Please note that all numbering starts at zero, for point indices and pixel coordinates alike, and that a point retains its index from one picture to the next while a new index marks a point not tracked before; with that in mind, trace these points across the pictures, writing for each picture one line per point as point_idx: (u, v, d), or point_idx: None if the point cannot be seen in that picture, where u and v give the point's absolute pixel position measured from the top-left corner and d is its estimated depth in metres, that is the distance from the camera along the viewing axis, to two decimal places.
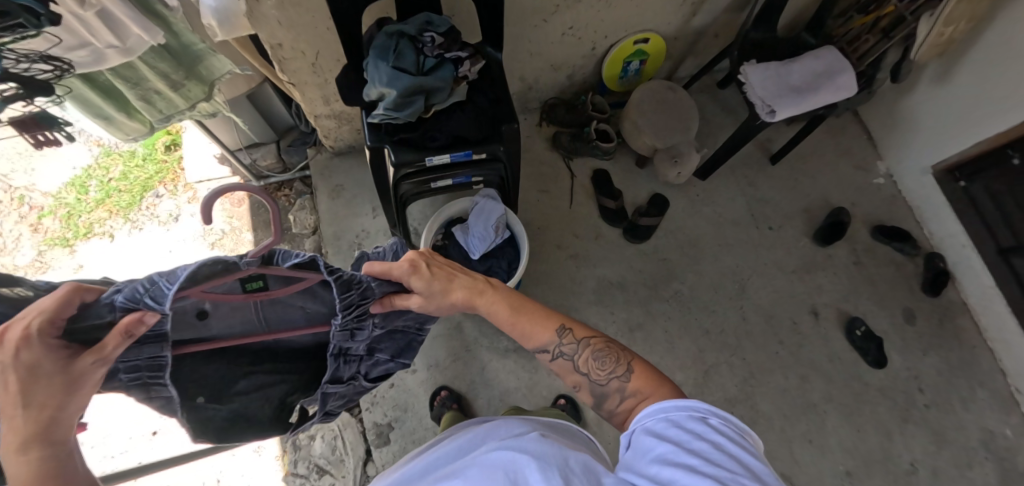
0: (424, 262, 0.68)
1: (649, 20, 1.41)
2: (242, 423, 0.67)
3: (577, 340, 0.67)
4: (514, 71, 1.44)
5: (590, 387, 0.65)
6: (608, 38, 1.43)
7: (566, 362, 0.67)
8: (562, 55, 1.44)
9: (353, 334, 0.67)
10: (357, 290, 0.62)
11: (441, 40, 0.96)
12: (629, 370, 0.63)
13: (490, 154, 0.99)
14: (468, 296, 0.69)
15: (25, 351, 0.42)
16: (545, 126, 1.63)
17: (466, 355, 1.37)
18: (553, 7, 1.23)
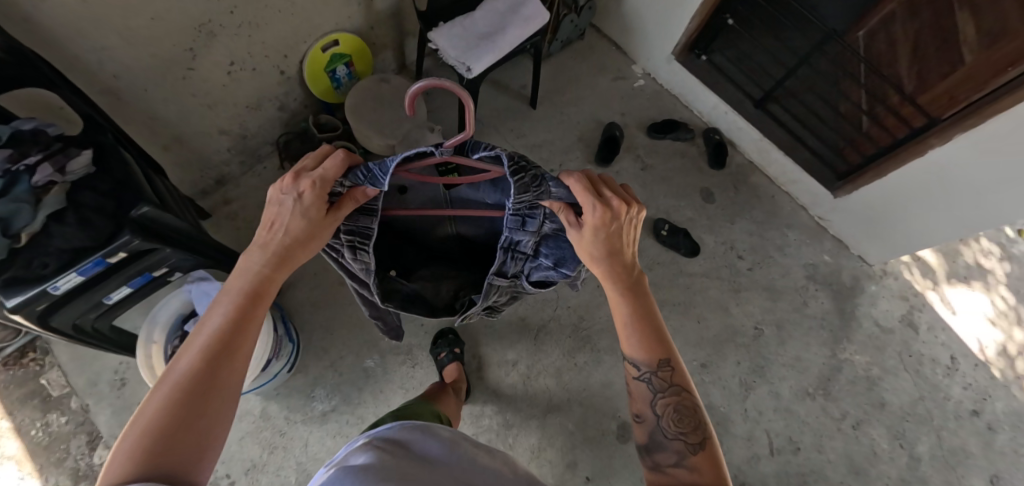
0: (610, 220, 0.75)
1: (322, 24, 1.33)
2: (415, 301, 1.09)
3: (671, 382, 0.79)
4: (207, 128, 1.30)
5: (653, 430, 0.78)
6: (290, 55, 1.34)
7: (644, 388, 0.80)
8: (251, 92, 1.33)
9: (523, 223, 0.87)
10: (533, 193, 0.74)
11: (5, 152, 0.78)
12: (699, 443, 0.75)
13: (130, 249, 0.87)
14: (605, 270, 0.81)
15: (302, 193, 0.66)
16: (288, 166, 1.52)
17: (282, 440, 1.24)
18: (186, 52, 1.12)
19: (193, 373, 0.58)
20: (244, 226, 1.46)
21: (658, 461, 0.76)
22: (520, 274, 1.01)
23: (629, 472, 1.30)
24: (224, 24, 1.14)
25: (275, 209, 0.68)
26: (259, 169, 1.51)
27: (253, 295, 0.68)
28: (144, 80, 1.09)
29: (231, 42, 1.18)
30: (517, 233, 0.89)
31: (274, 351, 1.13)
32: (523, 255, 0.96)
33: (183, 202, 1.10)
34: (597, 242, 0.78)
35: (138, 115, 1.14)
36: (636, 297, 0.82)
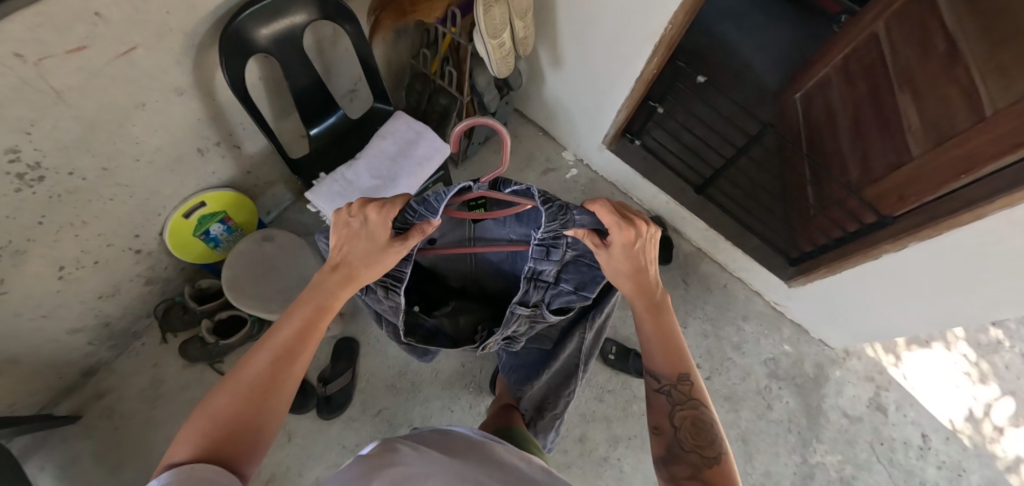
0: (637, 244, 0.70)
1: (178, 192, 1.11)
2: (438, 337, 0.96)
3: (690, 396, 0.74)
4: (47, 336, 1.08)
5: (671, 442, 0.72)
6: (144, 233, 1.11)
7: (664, 400, 0.75)
8: (101, 282, 1.11)
9: (548, 253, 0.78)
10: (561, 220, 0.69)
11: None
12: (716, 459, 0.68)
13: None
14: (632, 288, 0.75)
15: (369, 218, 0.67)
16: (171, 338, 1.30)
17: None
18: None
19: (249, 389, 0.61)
20: (123, 422, 1.23)
21: (671, 471, 0.70)
22: (550, 307, 0.86)
23: None
24: (38, 232, 0.91)
25: (343, 230, 0.69)
26: (137, 347, 1.29)
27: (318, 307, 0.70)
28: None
29: (53, 248, 0.96)
30: (540, 262, 0.79)
31: None
32: (551, 287, 0.84)
33: None
34: (623, 261, 0.71)
35: None
36: (658, 315, 0.77)
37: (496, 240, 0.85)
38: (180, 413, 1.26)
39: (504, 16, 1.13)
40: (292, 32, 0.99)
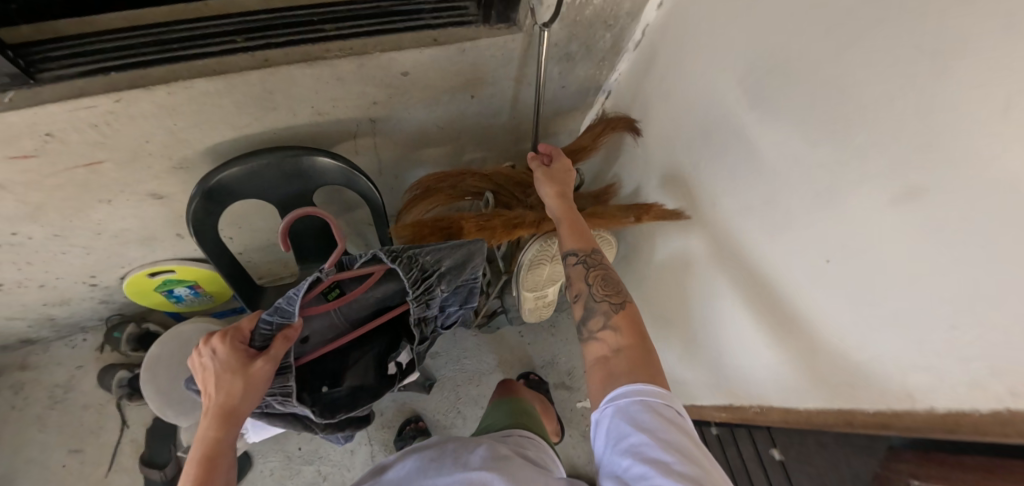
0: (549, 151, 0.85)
1: (150, 254, 1.01)
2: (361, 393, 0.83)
3: (600, 261, 0.70)
4: None
5: (586, 302, 0.66)
6: (105, 274, 1.03)
7: (581, 268, 0.69)
8: (47, 296, 1.04)
9: (428, 305, 0.76)
10: (417, 268, 0.69)
11: None
12: (623, 305, 0.64)
13: None
14: (552, 191, 0.79)
15: (218, 350, 0.61)
16: (107, 351, 1.22)
17: None
18: None
19: None
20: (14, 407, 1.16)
21: (589, 329, 0.64)
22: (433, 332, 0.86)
23: None
24: None
25: (200, 376, 0.61)
26: (77, 340, 1.22)
27: (206, 460, 0.56)
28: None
29: None
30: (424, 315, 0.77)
31: None
32: (438, 316, 0.83)
33: None
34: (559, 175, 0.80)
35: None
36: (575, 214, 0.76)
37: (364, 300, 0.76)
38: (60, 430, 1.15)
39: (555, 273, 0.88)
40: (300, 179, 0.81)
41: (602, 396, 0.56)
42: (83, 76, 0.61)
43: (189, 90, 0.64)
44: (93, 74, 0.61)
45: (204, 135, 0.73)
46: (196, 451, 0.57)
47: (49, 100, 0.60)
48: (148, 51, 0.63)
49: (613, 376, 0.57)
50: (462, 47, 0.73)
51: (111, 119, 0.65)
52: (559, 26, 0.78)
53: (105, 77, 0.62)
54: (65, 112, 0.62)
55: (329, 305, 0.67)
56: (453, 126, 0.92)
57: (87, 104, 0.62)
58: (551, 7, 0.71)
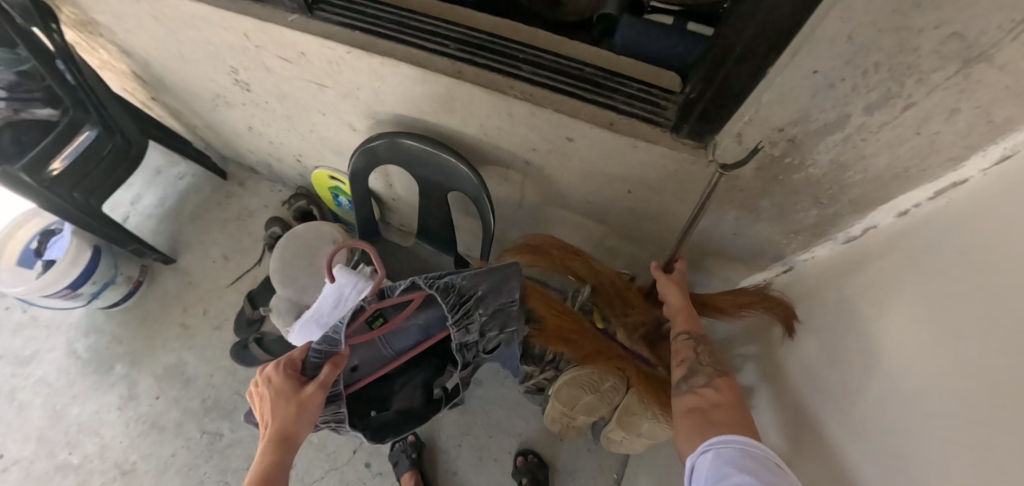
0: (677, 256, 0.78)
1: (337, 162, 1.21)
2: (409, 417, 0.92)
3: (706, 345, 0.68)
4: (234, 140, 1.39)
5: (687, 373, 0.66)
6: (307, 158, 1.27)
7: (687, 342, 0.68)
8: (272, 151, 1.34)
9: (468, 328, 0.77)
10: (455, 293, 0.72)
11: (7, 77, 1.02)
12: (726, 374, 0.65)
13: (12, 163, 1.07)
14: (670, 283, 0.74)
15: (273, 381, 0.71)
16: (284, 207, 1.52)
17: (38, 332, 1.42)
18: (209, 99, 1.17)
19: None
20: (220, 206, 1.54)
21: (689, 385, 0.65)
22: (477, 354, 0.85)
23: None
24: (235, 103, 1.13)
25: (261, 405, 0.72)
26: (276, 188, 1.55)
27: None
28: (167, 84, 1.19)
29: (247, 116, 1.18)
30: (463, 337, 0.78)
31: (55, 286, 1.19)
32: (482, 341, 0.83)
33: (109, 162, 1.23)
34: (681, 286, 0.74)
35: (177, 100, 1.27)
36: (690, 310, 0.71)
37: (405, 330, 0.82)
38: (229, 239, 1.50)
39: (596, 404, 0.84)
40: (443, 176, 0.87)
41: (699, 443, 0.58)
42: (342, 26, 0.76)
43: (396, 68, 0.74)
44: (348, 28, 0.75)
45: (396, 103, 0.83)
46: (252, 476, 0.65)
47: (312, 32, 0.76)
48: (390, 26, 0.74)
49: (713, 425, 0.59)
50: (635, 143, 0.67)
51: (341, 62, 0.79)
52: (752, 175, 0.65)
53: (352, 32, 0.75)
54: (316, 43, 0.77)
55: (371, 335, 0.74)
56: (600, 206, 0.86)
57: (330, 45, 0.76)
58: (747, 151, 0.61)
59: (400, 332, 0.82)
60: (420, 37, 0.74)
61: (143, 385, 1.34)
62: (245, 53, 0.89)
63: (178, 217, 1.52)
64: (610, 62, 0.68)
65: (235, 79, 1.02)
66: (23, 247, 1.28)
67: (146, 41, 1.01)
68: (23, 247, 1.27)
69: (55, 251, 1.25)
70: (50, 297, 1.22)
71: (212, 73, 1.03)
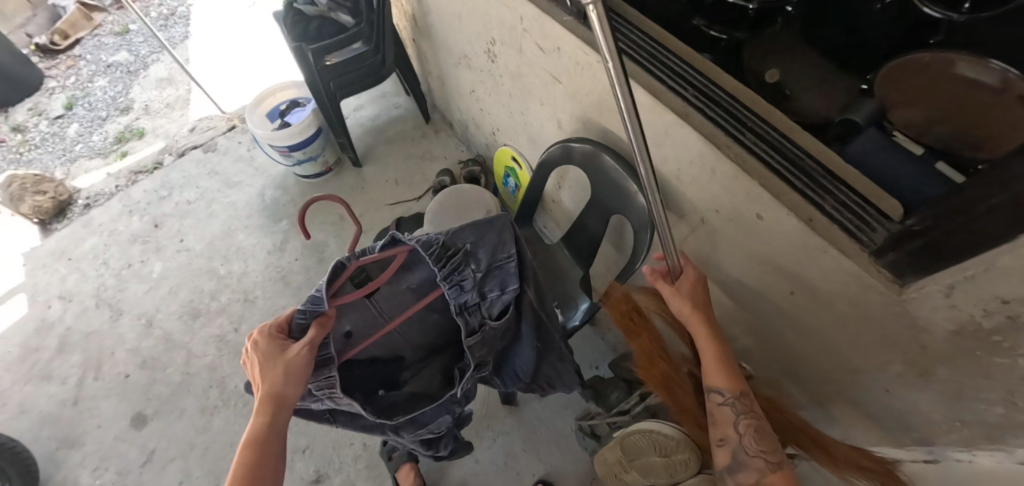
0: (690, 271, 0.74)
1: (522, 147, 1.32)
2: (424, 398, 0.98)
3: (752, 415, 0.68)
4: (452, 94, 1.59)
5: (734, 451, 0.67)
6: (501, 133, 1.41)
7: (728, 412, 0.68)
8: (475, 115, 1.50)
9: (462, 286, 0.83)
10: (438, 248, 0.80)
11: None
12: (779, 464, 0.64)
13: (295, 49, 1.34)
14: (688, 307, 0.73)
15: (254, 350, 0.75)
16: (458, 164, 1.69)
17: (252, 170, 1.79)
18: (456, 57, 1.36)
19: None
20: (412, 140, 1.77)
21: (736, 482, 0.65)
22: (486, 321, 0.87)
23: (91, 439, 1.38)
24: (473, 67, 1.30)
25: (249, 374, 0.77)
26: (460, 146, 1.73)
27: (257, 438, 0.71)
28: (432, 32, 1.42)
29: (474, 80, 1.34)
30: (461, 297, 0.82)
31: (279, 143, 1.50)
32: (485, 305, 0.86)
33: (360, 74, 1.46)
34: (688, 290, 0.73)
35: (431, 46, 1.50)
36: (702, 310, 0.73)
37: (397, 292, 0.95)
38: (405, 167, 1.71)
39: (658, 466, 0.81)
40: (619, 196, 0.91)
41: None
42: (601, 38, 0.83)
43: (631, 89, 0.80)
44: (606, 41, 0.82)
45: (611, 119, 0.90)
46: (251, 430, 0.72)
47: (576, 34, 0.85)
48: (642, 54, 0.80)
49: None
50: (826, 248, 0.65)
51: (584, 67, 0.87)
52: (942, 336, 0.59)
53: (606, 45, 0.82)
54: (574, 45, 0.86)
55: (354, 294, 0.79)
56: (753, 291, 0.84)
57: (586, 51, 0.84)
58: (951, 309, 0.56)
59: (393, 293, 0.95)
60: (664, 72, 0.78)
61: (293, 245, 1.61)
62: (509, 32, 1.03)
63: (380, 136, 1.79)
64: (838, 166, 0.68)
65: (487, 48, 1.17)
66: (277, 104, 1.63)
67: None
68: (276, 105, 1.62)
69: (293, 117, 1.57)
70: (272, 148, 1.54)
71: (472, 37, 1.21)
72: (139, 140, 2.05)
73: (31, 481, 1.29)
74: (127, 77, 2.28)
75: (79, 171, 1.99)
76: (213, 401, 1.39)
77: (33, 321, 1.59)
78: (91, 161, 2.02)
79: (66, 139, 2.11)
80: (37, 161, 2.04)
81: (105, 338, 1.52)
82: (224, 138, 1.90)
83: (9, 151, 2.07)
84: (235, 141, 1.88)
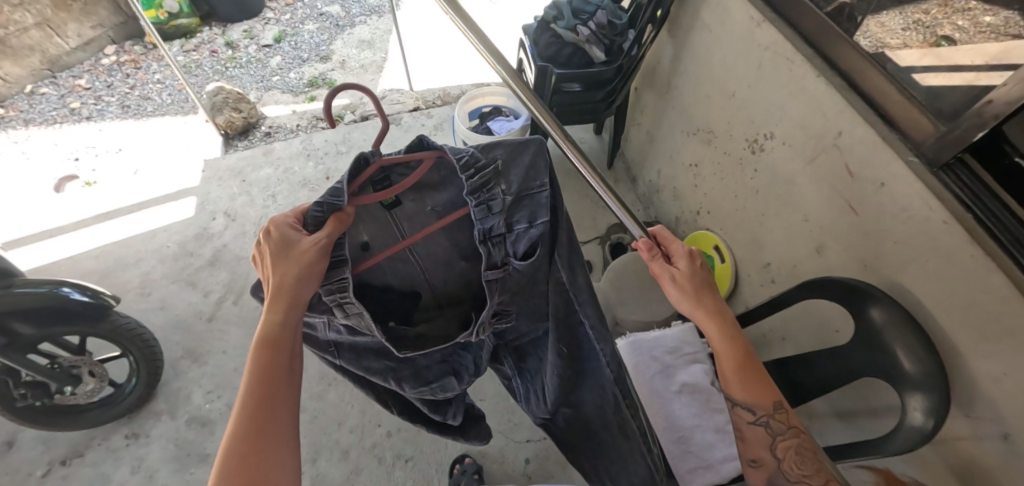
0: (681, 269, 0.75)
1: (736, 243, 1.22)
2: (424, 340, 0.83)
3: (791, 427, 0.70)
4: (657, 155, 1.52)
5: (773, 473, 0.70)
6: (709, 218, 1.32)
7: (764, 434, 0.71)
8: (681, 188, 1.42)
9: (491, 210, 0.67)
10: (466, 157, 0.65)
11: (601, 22, 1.26)
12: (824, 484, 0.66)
13: (543, 68, 1.31)
14: (699, 316, 0.75)
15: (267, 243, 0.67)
16: (631, 223, 1.62)
17: None
18: (695, 129, 1.28)
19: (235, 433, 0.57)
20: (589, 182, 1.72)
21: None
22: (509, 260, 0.71)
23: (213, 361, 1.40)
24: (714, 144, 1.22)
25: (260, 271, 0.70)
26: (638, 205, 1.66)
27: (272, 335, 0.63)
28: (673, 95, 1.35)
29: (708, 158, 1.26)
30: (486, 220, 0.66)
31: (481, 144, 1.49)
32: (511, 239, 0.70)
33: (590, 108, 1.41)
34: (686, 278, 0.74)
35: (659, 105, 1.44)
36: (710, 306, 0.75)
37: (429, 213, 0.80)
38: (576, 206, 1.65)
39: None
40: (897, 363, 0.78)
41: None
42: (957, 197, 0.72)
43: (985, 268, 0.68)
44: (962, 202, 0.71)
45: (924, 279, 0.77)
46: (264, 327, 0.64)
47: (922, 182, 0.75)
48: None
49: None
50: None
51: (915, 217, 0.76)
52: None
53: (963, 209, 0.71)
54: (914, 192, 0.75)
55: (378, 195, 0.68)
56: None
57: (933, 205, 0.73)
58: None
59: (416, 211, 0.79)
60: None
61: None
62: (806, 140, 0.94)
63: (560, 166, 1.75)
64: None
65: (752, 138, 1.08)
66: (484, 107, 1.62)
67: (717, 65, 1.14)
68: (479, 106, 1.62)
69: (499, 125, 1.56)
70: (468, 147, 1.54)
71: (736, 119, 1.12)
72: (329, 90, 2.15)
73: (153, 382, 1.31)
74: (334, 29, 2.42)
75: (270, 100, 2.11)
76: (333, 372, 1.35)
77: (195, 227, 1.66)
78: (282, 94, 2.14)
79: (268, 67, 2.25)
80: (237, 78, 2.19)
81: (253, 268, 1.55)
82: (409, 116, 1.95)
83: (218, 63, 2.25)
84: (418, 122, 1.92)
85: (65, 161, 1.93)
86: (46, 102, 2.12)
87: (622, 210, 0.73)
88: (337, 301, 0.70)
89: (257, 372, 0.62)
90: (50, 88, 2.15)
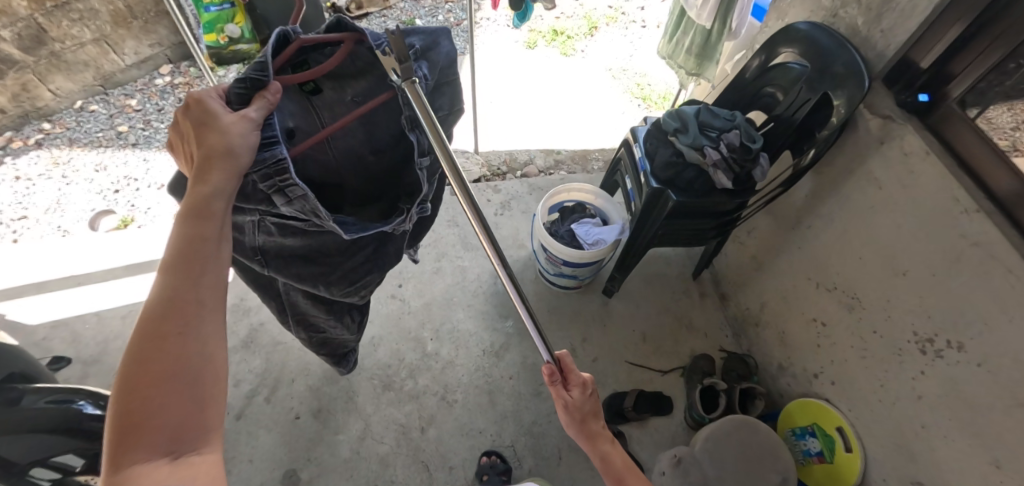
0: (573, 395, 0.80)
1: (872, 436, 1.01)
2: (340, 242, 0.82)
3: None
4: (763, 286, 1.32)
5: None
6: (832, 389, 1.11)
7: None
8: (794, 337, 1.22)
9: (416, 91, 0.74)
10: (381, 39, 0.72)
11: (733, 143, 1.05)
12: None
13: (654, 190, 1.11)
14: (585, 440, 0.83)
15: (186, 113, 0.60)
16: (720, 353, 1.42)
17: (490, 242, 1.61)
18: (832, 286, 1.08)
19: (155, 324, 0.53)
20: (670, 294, 1.52)
21: None
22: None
23: (237, 473, 1.19)
24: (859, 315, 1.02)
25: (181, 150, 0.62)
26: (726, 331, 1.45)
27: (196, 208, 0.57)
28: (802, 234, 1.15)
29: (845, 326, 1.06)
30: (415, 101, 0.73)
31: (563, 255, 1.28)
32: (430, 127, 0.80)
33: (700, 232, 1.20)
34: (574, 410, 0.79)
35: (778, 236, 1.23)
36: (592, 432, 0.83)
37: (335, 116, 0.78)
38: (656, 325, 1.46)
39: None
40: None
41: None
42: None
43: None
44: None
45: None
46: (188, 198, 0.57)
47: None
48: None
49: None
50: None
51: None
52: None
53: None
54: None
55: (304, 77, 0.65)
56: None
57: None
58: None
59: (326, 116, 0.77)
60: None
61: (513, 354, 1.37)
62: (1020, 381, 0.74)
63: (640, 270, 1.55)
64: None
65: (925, 336, 0.89)
66: (567, 203, 1.42)
67: (885, 233, 0.93)
68: (562, 201, 1.42)
69: (583, 229, 1.33)
70: (545, 252, 1.34)
71: (901, 303, 0.92)
72: None
73: None
74: None
75: None
76: None
77: (230, 296, 1.44)
78: None
79: None
80: None
81: (290, 358, 1.35)
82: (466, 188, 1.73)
83: None
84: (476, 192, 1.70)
85: (104, 192, 1.80)
86: (94, 121, 2.01)
87: (536, 330, 0.70)
88: (275, 187, 0.63)
89: (179, 250, 0.56)
90: (100, 105, 2.06)
